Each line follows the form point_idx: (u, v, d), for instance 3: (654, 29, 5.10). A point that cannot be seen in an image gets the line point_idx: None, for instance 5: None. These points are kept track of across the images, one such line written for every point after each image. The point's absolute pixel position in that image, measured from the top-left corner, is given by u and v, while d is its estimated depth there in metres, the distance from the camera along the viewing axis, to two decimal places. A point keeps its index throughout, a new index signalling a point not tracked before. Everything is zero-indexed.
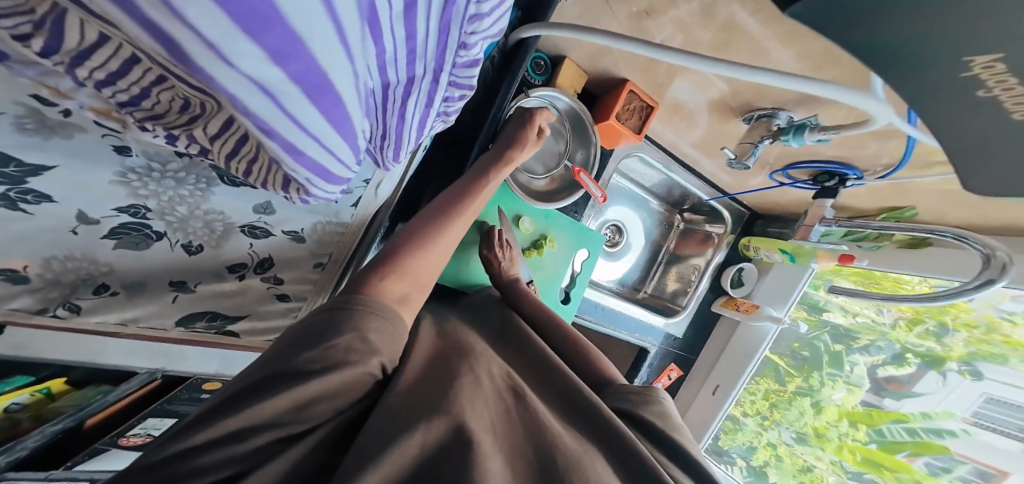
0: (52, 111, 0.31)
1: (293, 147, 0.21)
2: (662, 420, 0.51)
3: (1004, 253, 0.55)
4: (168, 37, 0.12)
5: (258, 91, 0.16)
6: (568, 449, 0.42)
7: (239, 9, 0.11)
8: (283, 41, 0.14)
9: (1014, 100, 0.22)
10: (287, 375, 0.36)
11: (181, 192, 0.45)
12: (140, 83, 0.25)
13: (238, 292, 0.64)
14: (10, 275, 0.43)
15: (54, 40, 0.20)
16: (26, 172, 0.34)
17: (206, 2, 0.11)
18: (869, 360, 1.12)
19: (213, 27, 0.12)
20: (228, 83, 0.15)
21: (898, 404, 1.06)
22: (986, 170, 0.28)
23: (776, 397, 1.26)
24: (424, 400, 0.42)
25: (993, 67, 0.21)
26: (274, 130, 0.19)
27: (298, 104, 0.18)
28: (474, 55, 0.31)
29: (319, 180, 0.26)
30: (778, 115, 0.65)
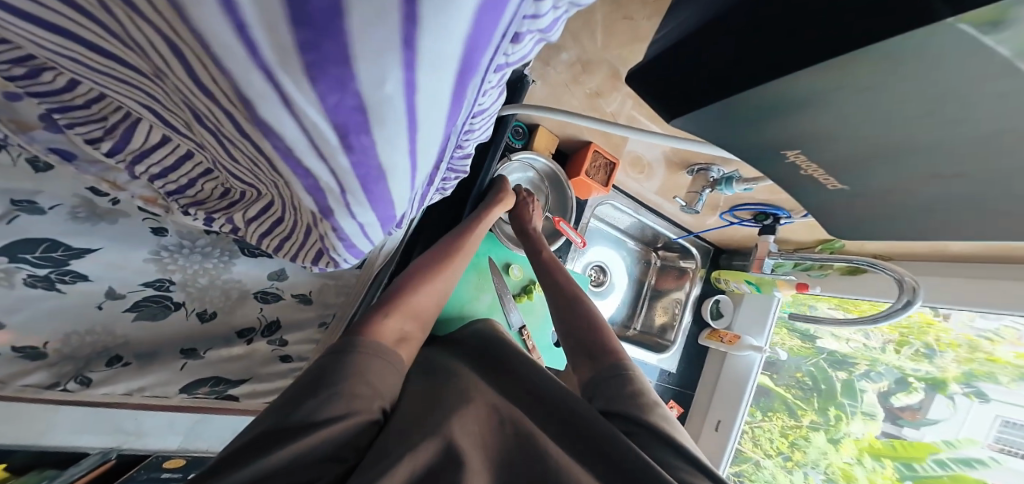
0: (104, 201, 0.46)
1: (355, 248, 0.31)
2: (665, 423, 0.55)
3: (911, 277, 0.69)
4: (328, 209, 0.24)
5: (358, 228, 0.27)
6: (548, 451, 0.48)
7: (376, 198, 0.23)
8: (384, 205, 0.25)
9: (810, 169, 0.34)
10: (298, 424, 0.40)
11: (205, 265, 0.57)
12: (189, 175, 0.39)
13: (244, 356, 0.67)
14: (30, 352, 0.50)
15: (120, 142, 0.35)
16: (70, 255, 0.46)
17: (363, 200, 0.23)
18: (876, 387, 1.07)
19: (359, 204, 0.23)
20: (346, 226, 0.26)
21: (918, 433, 0.98)
22: (853, 215, 0.37)
23: (793, 434, 1.19)
24: (420, 426, 0.47)
25: (800, 157, 0.33)
26: (352, 242, 0.29)
27: (374, 230, 0.29)
28: (467, 152, 0.44)
29: (352, 257, 0.35)
30: (710, 168, 0.78)
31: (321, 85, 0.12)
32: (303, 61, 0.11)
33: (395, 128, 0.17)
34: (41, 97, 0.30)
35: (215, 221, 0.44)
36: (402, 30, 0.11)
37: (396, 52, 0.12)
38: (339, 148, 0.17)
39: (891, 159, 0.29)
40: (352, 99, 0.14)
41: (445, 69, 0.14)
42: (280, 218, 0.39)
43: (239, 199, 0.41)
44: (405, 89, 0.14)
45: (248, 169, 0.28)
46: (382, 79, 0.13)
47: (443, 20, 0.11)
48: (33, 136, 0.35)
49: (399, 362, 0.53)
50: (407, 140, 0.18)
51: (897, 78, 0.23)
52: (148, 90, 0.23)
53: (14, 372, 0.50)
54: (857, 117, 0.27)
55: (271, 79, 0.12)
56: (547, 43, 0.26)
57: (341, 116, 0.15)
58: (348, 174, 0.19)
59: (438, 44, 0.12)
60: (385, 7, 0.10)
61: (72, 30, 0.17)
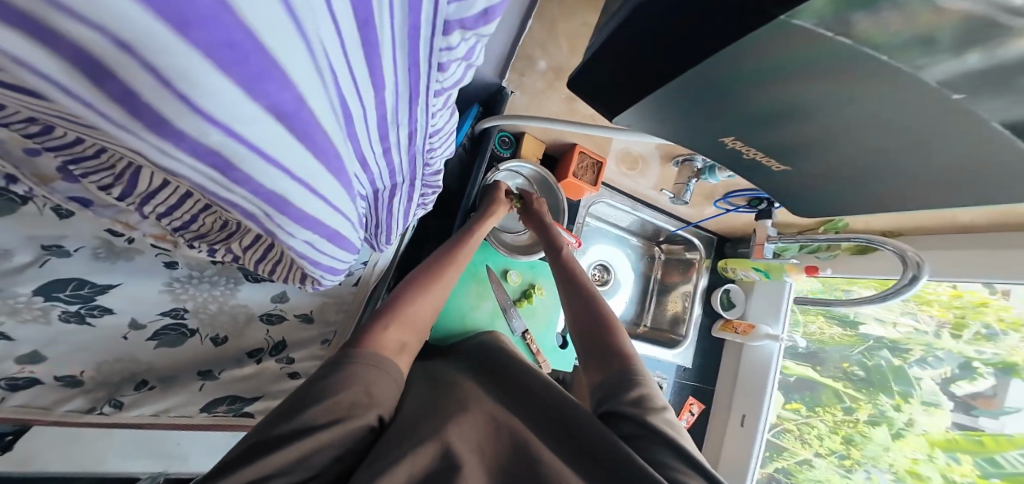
0: (120, 240, 0.51)
1: (318, 264, 0.35)
2: (671, 427, 0.55)
3: (915, 252, 0.66)
4: (269, 231, 0.28)
5: (307, 245, 0.31)
6: (542, 457, 0.50)
7: (303, 216, 0.27)
8: (314, 222, 0.29)
9: (747, 150, 0.37)
10: (293, 432, 0.43)
11: (214, 292, 0.62)
12: (189, 211, 0.43)
13: (255, 374, 0.72)
14: (69, 380, 0.57)
15: (129, 187, 0.39)
16: (96, 291, 0.52)
17: (293, 221, 0.27)
18: (936, 374, 1.00)
19: (294, 225, 0.28)
20: (294, 245, 0.30)
21: (999, 424, 0.89)
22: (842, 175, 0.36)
23: (847, 429, 1.14)
24: (422, 428, 0.50)
25: (738, 144, 0.36)
26: (311, 259, 0.34)
27: (325, 245, 0.33)
28: (437, 168, 0.46)
29: (328, 273, 0.38)
30: (694, 158, 0.79)
31: (170, 137, 0.16)
32: (143, 121, 0.15)
33: (259, 163, 0.20)
34: (56, 151, 0.34)
35: (218, 251, 0.49)
36: (191, 101, 0.14)
37: (195, 116, 0.15)
38: (232, 187, 0.21)
39: (813, 119, 0.31)
40: (203, 148, 0.17)
41: (265, 113, 0.18)
42: (270, 244, 0.43)
43: (235, 230, 0.45)
44: (235, 137, 0.17)
45: None
46: (205, 131, 0.16)
47: (219, 90, 0.14)
48: (54, 187, 0.40)
49: (399, 373, 0.55)
50: (281, 170, 0.22)
51: (781, 50, 0.25)
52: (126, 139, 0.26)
53: (57, 399, 0.57)
54: (774, 90, 0.29)
55: (132, 134, 0.16)
56: (475, 67, 0.29)
57: (208, 158, 0.18)
58: (253, 201, 0.23)
59: (232, 105, 0.15)
60: (157, 90, 0.13)
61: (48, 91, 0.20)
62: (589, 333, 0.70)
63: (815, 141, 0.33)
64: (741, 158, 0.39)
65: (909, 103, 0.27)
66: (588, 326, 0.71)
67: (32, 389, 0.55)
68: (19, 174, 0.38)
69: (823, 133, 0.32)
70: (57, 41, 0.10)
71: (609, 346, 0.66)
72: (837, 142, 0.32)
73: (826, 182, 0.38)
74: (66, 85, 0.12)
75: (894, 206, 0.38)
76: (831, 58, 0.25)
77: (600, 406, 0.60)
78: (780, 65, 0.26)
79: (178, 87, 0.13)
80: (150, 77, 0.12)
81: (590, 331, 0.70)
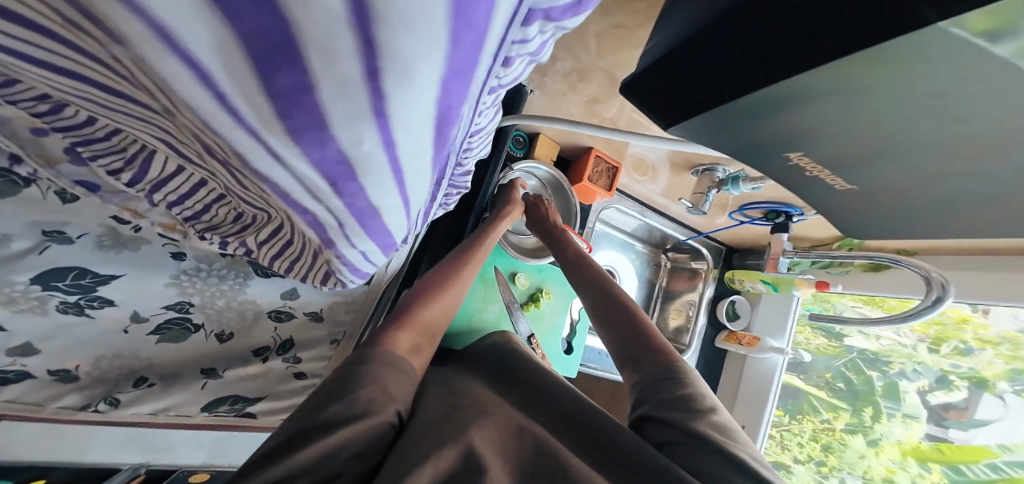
0: (127, 228, 0.49)
1: (360, 273, 0.34)
2: (723, 434, 0.52)
3: (938, 274, 0.66)
4: (331, 242, 0.26)
5: (363, 255, 0.29)
6: (568, 460, 0.48)
7: (374, 226, 0.25)
8: (382, 232, 0.27)
9: (807, 166, 0.35)
10: (320, 428, 0.42)
11: (222, 287, 0.60)
12: (203, 200, 0.41)
13: (261, 374, 0.69)
14: (64, 374, 0.54)
15: (140, 173, 0.37)
16: (98, 281, 0.50)
17: (361, 232, 0.25)
18: (915, 386, 1.01)
19: (359, 235, 0.26)
20: (350, 255, 0.28)
21: (968, 435, 0.92)
22: (885, 200, 0.36)
23: (826, 437, 1.15)
24: (440, 431, 0.48)
25: (803, 159, 0.34)
26: (357, 267, 0.32)
27: (377, 255, 0.31)
28: (467, 168, 0.45)
29: (359, 279, 0.36)
30: (715, 169, 0.78)
31: (305, 141, 0.15)
32: (285, 123, 0.14)
33: (379, 176, 0.19)
34: (65, 132, 0.32)
35: (229, 244, 0.47)
36: (370, 101, 0.14)
37: (369, 119, 0.15)
38: (332, 193, 0.20)
39: (877, 143, 0.29)
40: (334, 154, 0.17)
41: (424, 128, 0.17)
42: (290, 240, 0.42)
43: (250, 223, 0.43)
44: (386, 147, 0.17)
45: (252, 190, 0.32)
46: (359, 139, 0.16)
47: (409, 94, 0.14)
48: (59, 170, 0.38)
49: (412, 370, 0.54)
50: (394, 185, 0.21)
51: (862, 71, 0.24)
52: (157, 125, 0.25)
53: (50, 395, 0.54)
54: (849, 115, 0.27)
55: (259, 139, 0.15)
56: (538, 63, 0.26)
57: (330, 167, 0.18)
58: (343, 213, 0.23)
59: (405, 111, 0.15)
60: (347, 86, 0.13)
61: (85, 75, 0.19)
62: (622, 336, 0.68)
63: (870, 162, 0.31)
64: (799, 175, 0.37)
65: (983, 135, 0.25)
66: (618, 328, 0.70)
67: (24, 383, 0.52)
68: (22, 154, 0.35)
69: (873, 161, 0.31)
70: (259, 11, 0.09)
71: (644, 349, 0.65)
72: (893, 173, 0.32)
73: (871, 194, 0.36)
74: (218, 76, 0.12)
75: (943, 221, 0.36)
76: (917, 91, 0.24)
77: (636, 411, 0.59)
78: (836, 87, 0.26)
79: (377, 82, 0.13)
80: (358, 66, 0.12)
81: (624, 333, 0.68)
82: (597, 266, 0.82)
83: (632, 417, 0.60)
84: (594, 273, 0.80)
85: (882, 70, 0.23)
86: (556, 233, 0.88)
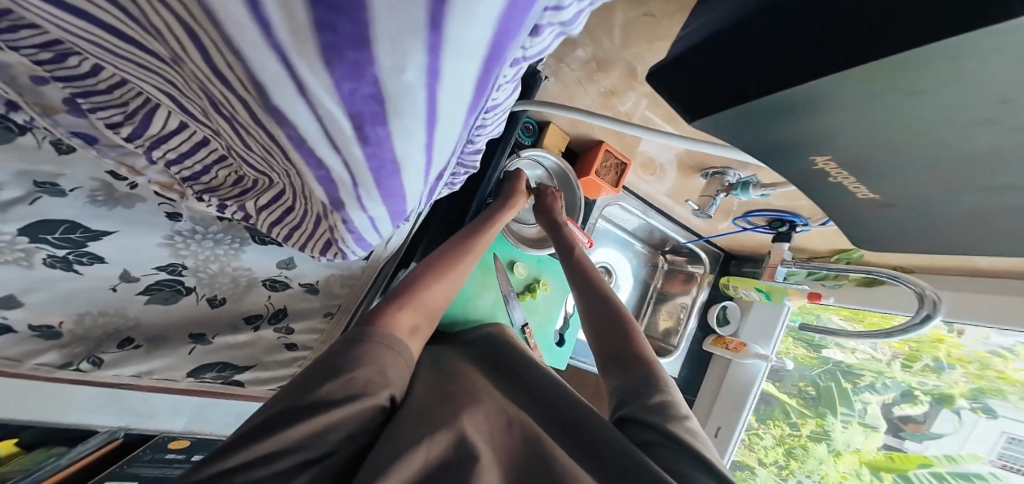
0: (121, 184, 0.46)
1: (359, 238, 0.36)
2: (695, 438, 0.52)
3: (932, 291, 0.68)
4: (338, 197, 0.27)
5: (366, 217, 0.31)
6: (552, 455, 0.48)
7: (389, 183, 0.26)
8: (396, 189, 0.27)
9: (832, 169, 0.34)
10: (311, 406, 0.42)
11: (217, 252, 0.58)
12: (202, 161, 0.41)
13: (250, 343, 0.68)
14: (46, 331, 0.52)
15: (139, 127, 0.37)
16: (89, 236, 0.48)
17: (373, 189, 0.26)
18: (880, 399, 1.08)
19: (370, 193, 0.26)
20: (355, 215, 0.30)
21: (920, 446, 1.00)
22: (909, 214, 0.36)
23: (791, 442, 1.21)
24: (433, 417, 0.48)
25: (829, 163, 0.33)
26: (357, 231, 0.33)
27: (381, 217, 0.32)
28: (478, 145, 0.44)
29: (360, 249, 0.40)
30: (726, 172, 0.77)
31: (337, 67, 0.14)
32: (320, 39, 0.12)
33: (411, 114, 0.18)
34: (65, 82, 0.31)
35: (227, 208, 0.46)
36: (427, 12, 0.11)
37: (420, 38, 0.12)
38: (354, 138, 0.20)
39: (900, 153, 0.29)
40: (368, 86, 0.15)
41: (476, 57, 0.15)
42: (291, 207, 0.41)
43: (251, 187, 0.42)
44: (429, 77, 0.15)
45: (258, 156, 0.32)
46: (402, 64, 0.14)
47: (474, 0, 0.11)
48: (57, 119, 0.37)
49: (410, 355, 0.53)
50: (423, 128, 0.20)
51: (885, 88, 0.23)
52: (163, 74, 0.24)
53: (28, 351, 0.52)
54: (870, 125, 0.27)
55: (286, 62, 0.13)
56: (567, 36, 0.23)
57: (359, 101, 0.16)
58: (363, 164, 0.22)
59: (459, 30, 0.13)
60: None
61: (92, 13, 0.18)
62: (609, 340, 0.68)
63: (899, 172, 0.31)
64: (822, 180, 0.36)
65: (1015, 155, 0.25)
66: (608, 329, 0.69)
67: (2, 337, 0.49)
68: (21, 101, 0.34)
69: (908, 169, 0.30)
70: None
71: (631, 353, 0.64)
72: (919, 185, 0.31)
73: (893, 201, 0.35)
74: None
75: (967, 232, 0.35)
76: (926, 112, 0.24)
77: (618, 410, 0.58)
78: (852, 103, 0.26)
79: None
80: None
81: (612, 339, 0.68)
82: (593, 267, 0.82)
83: (613, 417, 0.59)
84: (591, 276, 0.80)
85: (923, 78, 0.22)
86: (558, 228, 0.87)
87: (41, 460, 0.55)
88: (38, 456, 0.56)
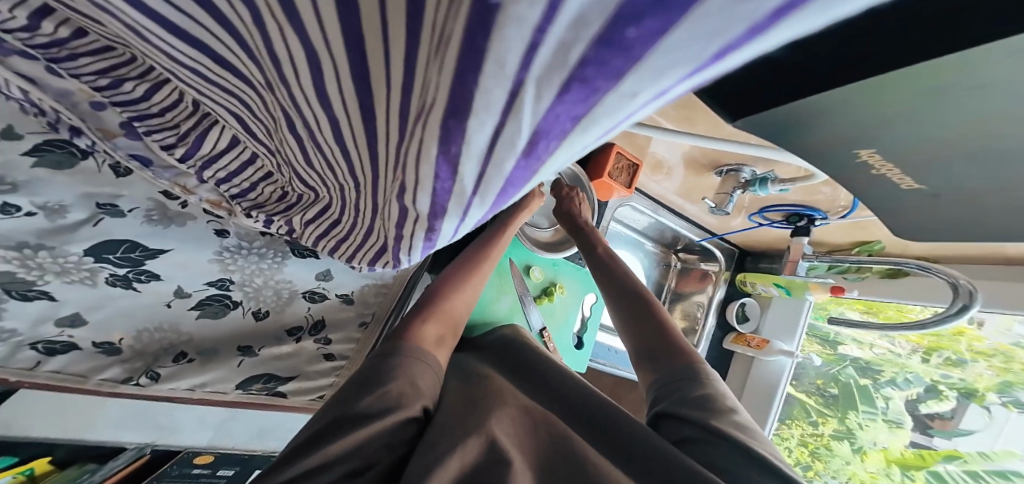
0: (173, 203, 0.51)
1: (431, 245, 0.36)
2: (743, 432, 0.51)
3: (967, 281, 0.68)
4: (442, 208, 0.27)
5: (456, 223, 0.31)
6: (586, 457, 0.48)
7: (504, 195, 0.25)
8: (504, 198, 0.27)
9: (877, 161, 0.35)
10: (353, 418, 0.43)
11: (262, 265, 0.61)
12: (248, 179, 0.43)
13: (293, 353, 0.70)
14: (107, 347, 0.54)
15: (191, 149, 0.38)
16: (146, 254, 0.51)
17: (486, 200, 0.26)
18: (903, 394, 1.07)
19: (481, 203, 0.26)
20: (449, 223, 0.30)
21: (950, 442, 0.98)
22: (955, 202, 0.37)
23: (814, 442, 1.19)
24: (461, 422, 0.49)
25: (874, 156, 0.35)
26: (437, 238, 0.34)
27: (467, 223, 0.32)
28: None
29: (418, 257, 0.41)
30: (742, 169, 0.78)
31: (572, 92, 0.13)
32: (576, 72, 0.12)
33: (594, 130, 0.17)
34: (124, 107, 0.34)
35: (274, 223, 0.48)
36: (725, 46, 0.11)
37: (690, 66, 0.12)
38: (520, 153, 0.18)
39: (942, 143, 0.30)
40: (581, 108, 0.15)
41: (706, 79, 0.14)
42: (337, 220, 0.43)
43: (295, 202, 0.44)
44: (652, 98, 0.15)
45: (320, 171, 0.33)
46: (642, 89, 0.13)
47: (784, 31, 0.11)
48: (116, 143, 0.40)
49: (438, 366, 0.55)
50: (591, 138, 0.19)
51: (921, 81, 0.25)
52: (245, 95, 0.26)
53: (92, 367, 0.54)
54: (901, 117, 0.28)
55: (516, 90, 0.13)
56: None
57: (555, 120, 0.16)
58: (502, 180, 0.22)
59: (733, 58, 0.12)
60: (726, 31, 0.10)
61: (205, 40, 0.21)
62: (641, 336, 0.69)
63: (935, 157, 0.32)
64: (866, 171, 0.38)
65: None
66: (637, 327, 0.70)
67: (68, 355, 0.52)
68: (84, 127, 0.37)
69: (952, 158, 0.31)
70: None
71: (662, 349, 0.65)
72: (958, 172, 0.32)
73: (936, 190, 0.36)
74: (571, 13, 0.09)
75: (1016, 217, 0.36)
76: (964, 100, 0.25)
77: (653, 407, 0.60)
78: (887, 96, 0.27)
79: (769, 22, 0.10)
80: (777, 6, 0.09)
81: (643, 333, 0.69)
82: (620, 262, 0.82)
83: (650, 415, 0.60)
84: (617, 272, 0.80)
85: (961, 71, 0.23)
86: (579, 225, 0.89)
87: (76, 476, 0.56)
88: (72, 473, 0.57)
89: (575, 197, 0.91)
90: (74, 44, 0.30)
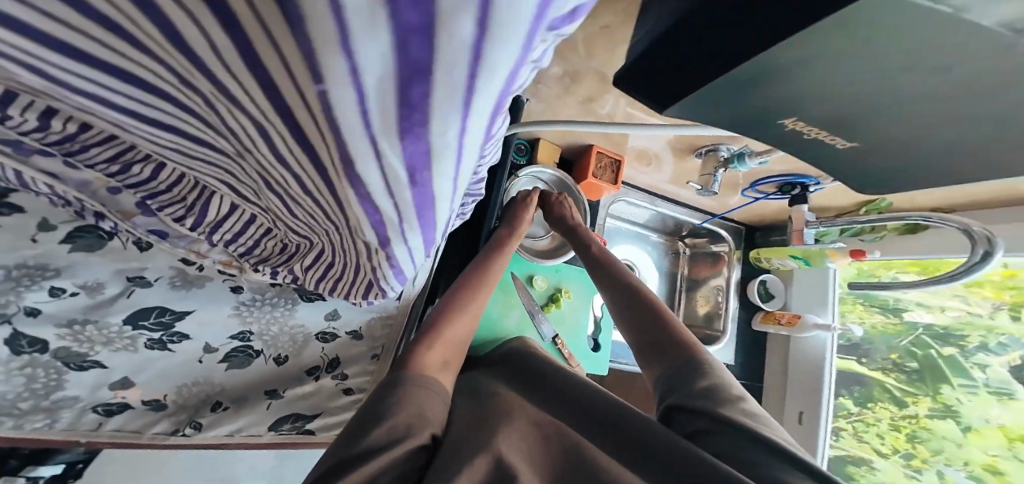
0: (191, 268, 0.58)
1: (398, 268, 0.41)
2: (753, 419, 0.51)
3: (981, 227, 0.64)
4: (384, 233, 0.32)
5: (405, 247, 0.36)
6: (597, 466, 0.49)
7: (423, 215, 0.30)
8: (429, 219, 0.32)
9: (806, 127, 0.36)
10: (360, 455, 0.44)
11: (275, 314, 0.67)
12: (251, 236, 0.49)
13: (314, 392, 0.75)
14: (155, 404, 0.61)
15: (199, 217, 0.45)
16: (175, 317, 0.58)
17: (413, 222, 0.31)
18: (1004, 361, 0.94)
19: (410, 223, 0.31)
20: (399, 245, 0.35)
21: None
22: (907, 150, 0.36)
23: (909, 425, 1.06)
24: (471, 443, 0.50)
25: (802, 123, 0.36)
26: (398, 262, 0.39)
27: (416, 244, 0.37)
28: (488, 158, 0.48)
29: (396, 284, 0.46)
30: (719, 148, 0.79)
31: (404, 117, 0.17)
32: (399, 82, 0.14)
33: (449, 158, 0.22)
34: (136, 187, 0.41)
35: (279, 272, 0.54)
36: (463, 80, 0.14)
37: (456, 100, 0.16)
38: (404, 181, 0.24)
39: (871, 99, 0.30)
40: (422, 126, 0.18)
41: (497, 102, 0.18)
42: (331, 263, 0.48)
43: (294, 251, 0.50)
44: (461, 133, 0.20)
45: (302, 221, 0.39)
46: (444, 127, 0.18)
47: (499, 67, 0.14)
48: (135, 222, 0.47)
49: (444, 392, 0.57)
50: (455, 165, 0.24)
51: (829, 44, 0.25)
52: (225, 166, 0.32)
53: (146, 423, 0.61)
54: (816, 82, 0.29)
55: (366, 108, 0.16)
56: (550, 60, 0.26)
57: (411, 140, 0.19)
58: (408, 203, 0.28)
59: (485, 94, 0.16)
60: (454, 62, 0.13)
61: (177, 124, 0.26)
62: (644, 333, 0.68)
63: (859, 117, 0.33)
64: (803, 138, 0.38)
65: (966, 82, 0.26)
66: (638, 324, 0.70)
67: (124, 413, 0.60)
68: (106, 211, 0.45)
69: (886, 113, 0.31)
70: None
71: (666, 342, 0.65)
72: (890, 126, 0.33)
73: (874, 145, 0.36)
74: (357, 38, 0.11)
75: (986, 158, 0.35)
76: (881, 54, 0.25)
77: (663, 402, 0.58)
78: (807, 61, 0.27)
79: (474, 61, 0.13)
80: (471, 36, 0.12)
81: (643, 329, 0.69)
82: (617, 263, 0.83)
83: (660, 412, 0.58)
84: (614, 273, 0.81)
85: (872, 27, 0.23)
86: (572, 229, 0.90)
87: None
88: None
89: (567, 203, 0.92)
90: (81, 136, 0.33)
